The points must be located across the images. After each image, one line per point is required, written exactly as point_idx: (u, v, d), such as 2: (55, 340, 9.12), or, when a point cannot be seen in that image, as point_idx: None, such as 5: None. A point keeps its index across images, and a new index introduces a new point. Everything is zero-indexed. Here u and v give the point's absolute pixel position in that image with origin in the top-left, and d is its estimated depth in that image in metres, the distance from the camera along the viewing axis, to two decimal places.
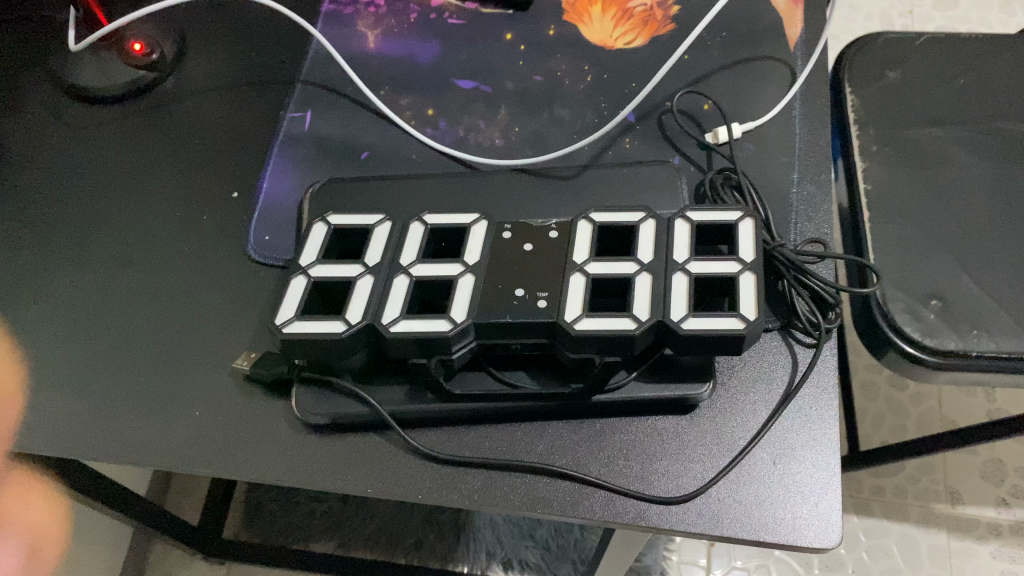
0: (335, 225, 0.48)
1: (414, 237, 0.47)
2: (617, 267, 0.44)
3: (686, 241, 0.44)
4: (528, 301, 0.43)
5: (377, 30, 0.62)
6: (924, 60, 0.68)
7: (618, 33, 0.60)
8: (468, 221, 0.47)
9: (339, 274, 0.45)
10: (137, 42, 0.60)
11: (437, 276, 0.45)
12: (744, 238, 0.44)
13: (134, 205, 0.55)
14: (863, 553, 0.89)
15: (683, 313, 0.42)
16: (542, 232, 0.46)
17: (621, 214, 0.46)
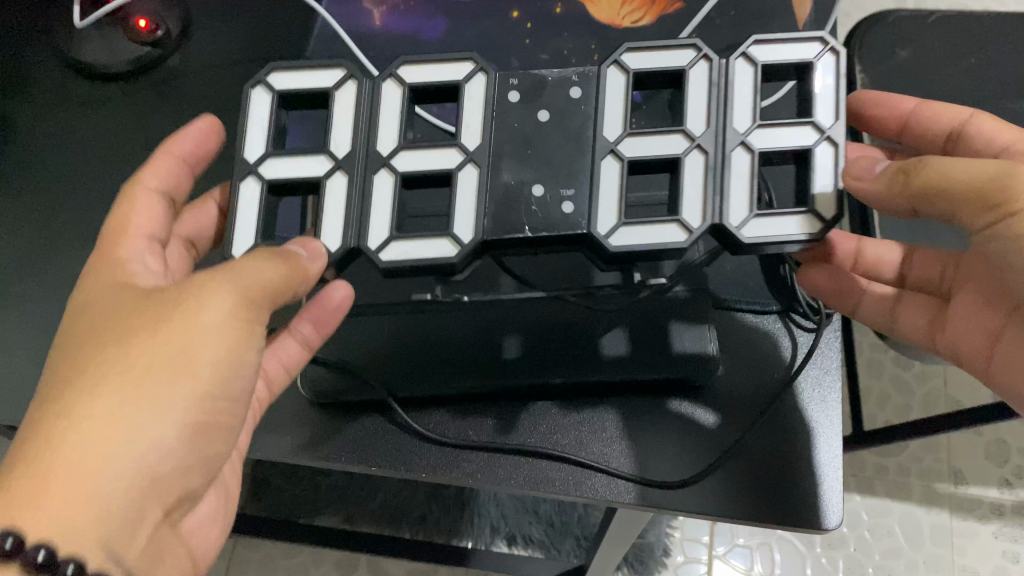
0: (278, 90, 0.42)
1: (390, 101, 0.41)
2: (661, 145, 0.39)
3: (748, 104, 0.40)
4: (550, 202, 0.39)
5: (382, 6, 0.61)
6: (935, 39, 0.68)
7: (626, 11, 0.60)
8: (460, 77, 0.41)
9: (302, 172, 0.40)
10: (141, 18, 0.59)
11: (433, 165, 0.40)
12: (823, 95, 0.40)
13: (140, 183, 0.55)
14: (865, 532, 0.90)
15: (745, 215, 0.38)
16: (559, 92, 0.41)
17: (661, 57, 0.40)
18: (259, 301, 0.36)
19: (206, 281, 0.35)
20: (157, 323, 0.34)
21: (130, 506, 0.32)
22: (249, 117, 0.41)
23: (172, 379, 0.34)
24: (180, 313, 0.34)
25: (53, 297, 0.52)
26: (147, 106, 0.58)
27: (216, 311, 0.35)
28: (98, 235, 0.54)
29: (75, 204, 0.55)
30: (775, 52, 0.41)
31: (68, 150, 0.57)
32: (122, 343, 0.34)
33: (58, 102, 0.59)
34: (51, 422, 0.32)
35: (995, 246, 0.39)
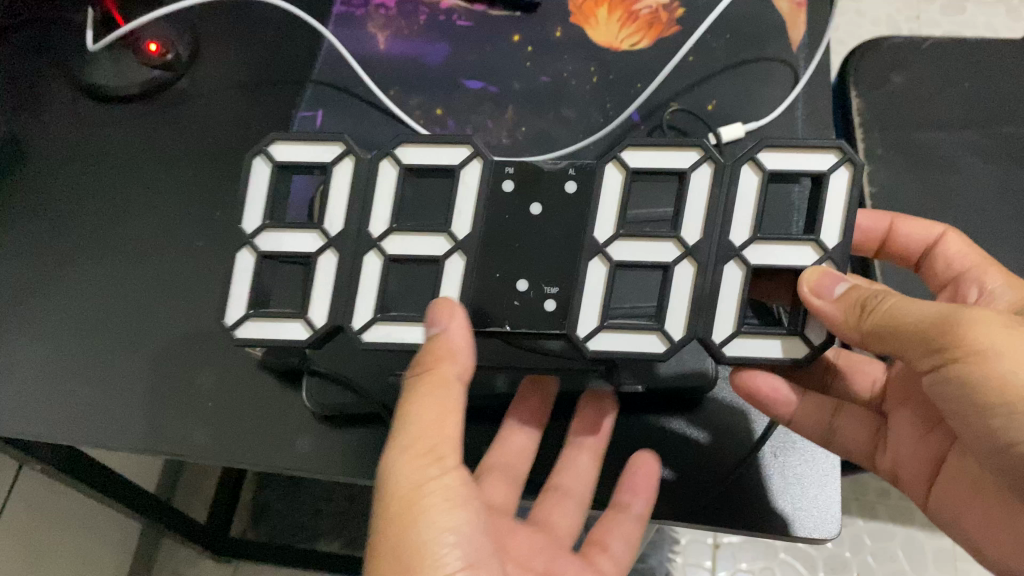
0: (279, 161, 0.43)
1: (385, 180, 0.42)
2: (652, 252, 0.41)
3: (747, 216, 0.41)
4: (531, 299, 0.41)
5: (387, 31, 0.62)
6: (929, 64, 0.69)
7: (624, 35, 0.61)
8: (456, 160, 0.42)
9: (295, 248, 0.42)
10: (152, 42, 0.60)
11: (421, 253, 0.42)
12: (832, 212, 0.40)
13: (147, 202, 0.57)
14: (868, 557, 0.90)
15: (729, 333, 0.40)
16: (555, 184, 0.42)
17: (663, 158, 0.41)
18: (433, 452, 0.39)
19: (389, 465, 0.39)
20: (383, 526, 0.39)
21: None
22: (248, 187, 0.43)
23: (409, 572, 0.37)
24: (396, 510, 0.39)
25: (62, 310, 0.53)
26: (154, 127, 0.60)
27: (405, 482, 0.39)
28: (107, 252, 0.55)
29: (83, 220, 0.56)
30: (786, 160, 0.41)
31: (77, 171, 0.58)
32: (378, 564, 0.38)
33: (68, 122, 0.60)
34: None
35: (938, 392, 0.39)
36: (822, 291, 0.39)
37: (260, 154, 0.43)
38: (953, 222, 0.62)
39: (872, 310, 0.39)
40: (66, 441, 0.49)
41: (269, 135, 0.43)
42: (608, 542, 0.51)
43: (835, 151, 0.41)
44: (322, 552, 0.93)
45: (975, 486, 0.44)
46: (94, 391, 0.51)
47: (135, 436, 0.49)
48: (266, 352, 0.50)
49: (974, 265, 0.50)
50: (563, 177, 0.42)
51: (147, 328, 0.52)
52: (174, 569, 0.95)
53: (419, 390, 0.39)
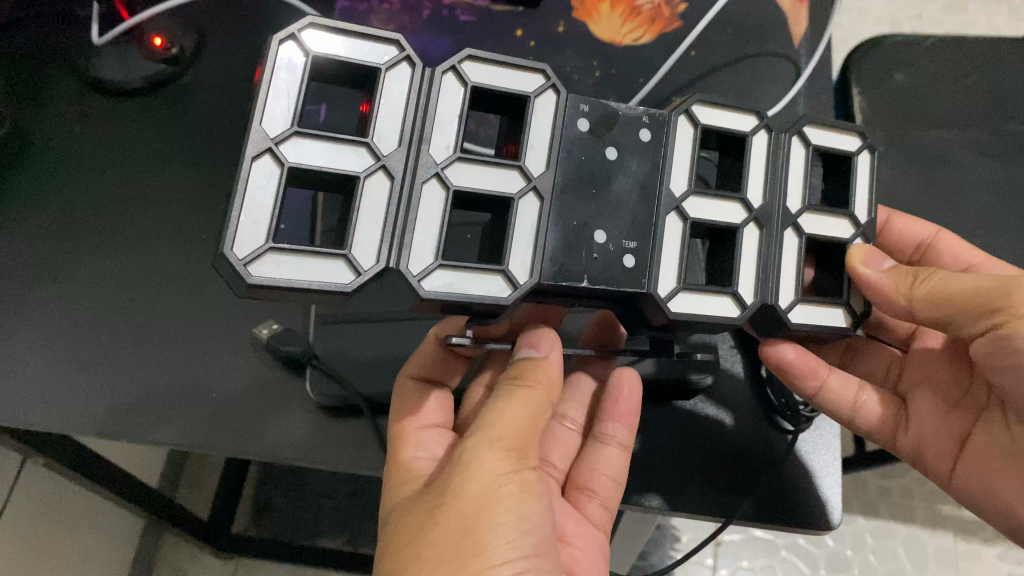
0: (312, 54, 0.36)
1: (449, 99, 0.38)
2: (720, 212, 0.41)
3: (796, 188, 0.42)
4: (611, 254, 0.39)
5: (390, 26, 0.62)
6: (931, 61, 0.69)
7: (627, 30, 0.62)
8: (528, 88, 0.39)
9: (334, 164, 0.35)
10: (157, 36, 0.61)
11: (490, 189, 0.37)
12: (863, 191, 0.43)
13: (152, 195, 0.57)
14: (869, 555, 0.90)
15: (792, 298, 0.41)
16: (630, 130, 0.40)
17: (727, 118, 0.41)
18: (519, 449, 0.39)
19: (471, 449, 0.39)
20: (453, 504, 0.37)
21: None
22: (270, 80, 0.36)
23: (473, 554, 0.36)
24: (472, 486, 0.37)
25: (64, 300, 0.53)
26: (159, 120, 0.60)
27: (490, 471, 0.38)
28: (112, 243, 0.55)
29: (87, 212, 0.56)
30: (822, 136, 0.43)
31: (81, 165, 0.58)
32: (436, 538, 0.37)
33: (72, 114, 0.60)
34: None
35: (1002, 343, 0.41)
36: (872, 263, 0.41)
37: (291, 37, 0.36)
38: (955, 219, 0.63)
39: (922, 282, 0.42)
40: (68, 429, 0.49)
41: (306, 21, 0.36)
42: (594, 483, 0.47)
43: (855, 135, 0.44)
44: (324, 549, 0.93)
45: (1012, 459, 0.45)
46: (97, 382, 0.51)
47: (137, 425, 0.49)
48: (272, 335, 0.51)
49: (981, 262, 0.52)
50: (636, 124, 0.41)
51: (151, 319, 0.53)
52: (175, 565, 0.95)
53: (516, 394, 0.41)
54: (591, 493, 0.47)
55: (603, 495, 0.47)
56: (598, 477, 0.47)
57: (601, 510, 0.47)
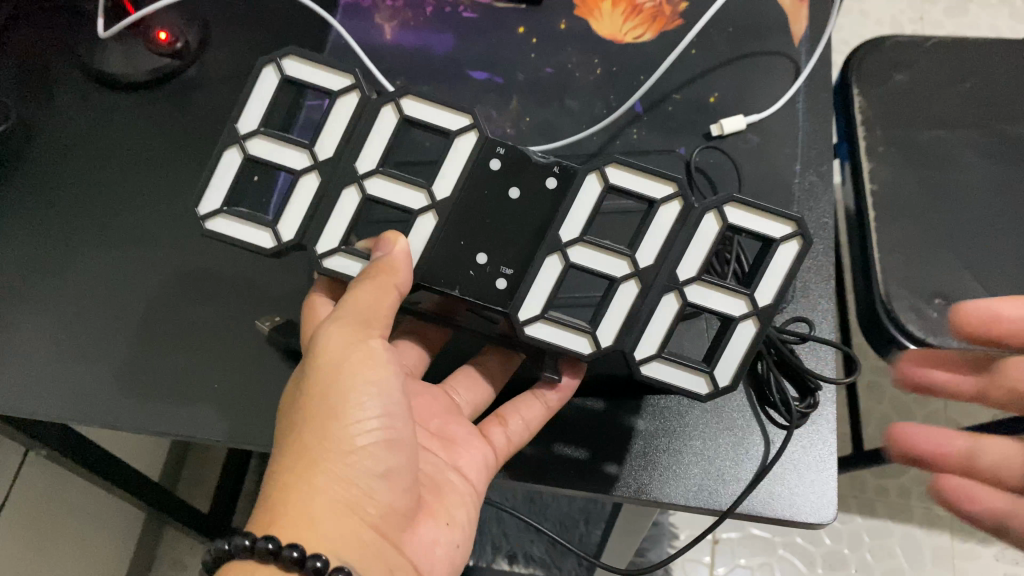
0: (287, 75, 0.45)
1: (385, 126, 0.45)
2: (605, 262, 0.43)
3: (698, 257, 0.43)
4: (485, 276, 0.44)
5: (394, 22, 0.63)
6: (931, 63, 0.69)
7: (628, 27, 0.62)
8: (454, 127, 0.44)
9: (279, 160, 0.45)
10: (162, 30, 0.62)
11: (396, 204, 0.44)
12: (771, 279, 0.43)
13: (155, 188, 0.57)
14: (866, 554, 0.91)
15: (650, 353, 0.43)
16: (537, 176, 0.44)
17: (640, 184, 0.43)
18: (363, 327, 0.42)
19: (335, 326, 0.42)
20: (332, 367, 0.41)
21: (364, 531, 0.40)
22: (254, 90, 0.45)
23: (342, 415, 0.40)
24: (351, 361, 0.41)
25: (68, 292, 0.54)
26: (165, 114, 0.60)
27: (336, 344, 0.42)
28: (115, 236, 0.56)
29: (91, 204, 0.57)
30: (747, 219, 0.43)
31: (86, 157, 0.59)
32: (309, 394, 0.41)
33: (78, 108, 0.61)
34: (295, 466, 0.39)
35: None
36: None
37: (274, 61, 0.45)
38: (955, 218, 0.63)
39: None
40: (71, 420, 0.50)
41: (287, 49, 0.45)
42: (509, 417, 0.48)
43: (792, 224, 0.43)
44: None
45: None
46: (101, 373, 0.51)
47: (140, 416, 0.50)
48: (273, 328, 0.52)
49: None
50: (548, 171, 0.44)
51: (154, 310, 0.53)
52: (176, 558, 0.95)
53: (368, 288, 0.41)
54: (502, 424, 0.48)
55: (512, 434, 0.48)
56: (514, 414, 0.48)
57: (505, 440, 0.48)
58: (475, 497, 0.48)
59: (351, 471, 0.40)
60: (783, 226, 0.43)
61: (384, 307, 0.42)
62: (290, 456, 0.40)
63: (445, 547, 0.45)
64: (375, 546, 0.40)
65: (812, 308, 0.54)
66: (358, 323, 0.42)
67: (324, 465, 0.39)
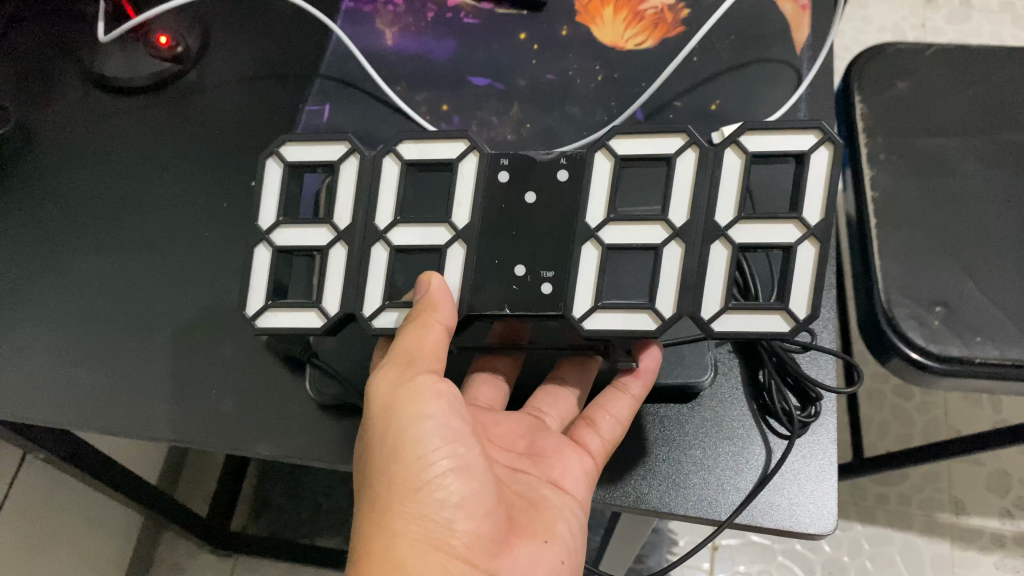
0: (289, 160, 0.45)
1: (390, 176, 0.44)
2: (642, 235, 0.41)
3: (731, 196, 0.40)
4: (529, 282, 0.42)
5: (395, 27, 0.63)
6: (933, 70, 0.69)
7: (630, 34, 0.62)
8: (454, 154, 0.44)
9: (305, 240, 0.44)
10: (162, 35, 0.62)
11: (423, 244, 0.43)
12: (815, 190, 0.40)
13: (155, 191, 0.57)
14: (866, 561, 0.91)
15: (717, 310, 0.40)
16: (547, 175, 0.43)
17: (649, 146, 0.41)
18: (408, 365, 0.41)
19: (384, 376, 0.42)
20: (384, 409, 0.41)
21: (452, 563, 0.39)
22: (262, 188, 0.45)
23: (401, 455, 0.41)
24: (397, 397, 0.41)
25: (66, 296, 0.54)
26: (165, 118, 0.60)
27: (387, 393, 0.42)
28: (114, 239, 0.56)
29: (90, 208, 0.57)
30: (767, 142, 0.41)
31: (86, 160, 0.59)
32: (374, 442, 0.42)
33: (78, 112, 0.61)
34: (371, 517, 0.40)
35: None
36: None
37: (271, 154, 0.45)
38: (959, 226, 0.62)
39: None
40: (67, 424, 0.50)
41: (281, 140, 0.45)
42: (598, 418, 0.47)
43: (815, 131, 0.40)
44: (322, 548, 0.94)
45: None
46: (99, 378, 0.51)
47: (137, 420, 0.50)
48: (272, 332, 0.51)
49: None
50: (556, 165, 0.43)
51: (152, 313, 0.53)
52: (174, 562, 0.95)
53: (409, 329, 0.41)
54: (594, 427, 0.47)
55: (605, 432, 0.47)
56: (603, 415, 0.47)
57: (601, 443, 0.47)
58: (581, 506, 0.46)
59: (426, 507, 0.40)
60: (805, 136, 0.40)
61: (425, 343, 0.41)
62: (369, 507, 0.40)
63: (552, 564, 0.43)
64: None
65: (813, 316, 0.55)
66: (405, 361, 0.41)
67: (399, 508, 0.40)
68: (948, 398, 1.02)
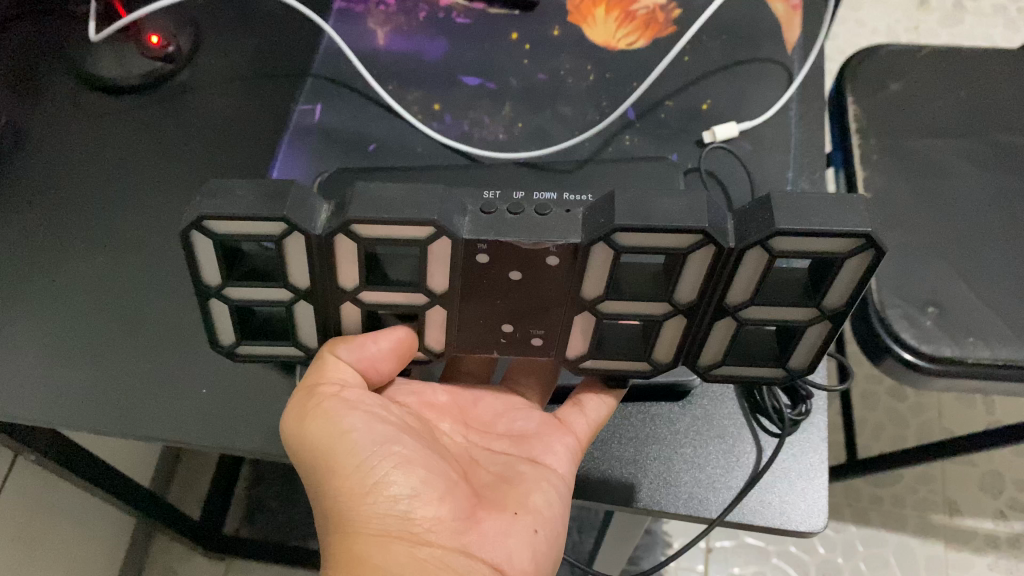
0: (218, 232, 0.37)
1: (347, 251, 0.38)
2: (638, 309, 0.41)
3: (744, 285, 0.39)
4: (518, 338, 0.43)
5: (387, 27, 0.63)
6: (924, 72, 0.70)
7: (621, 34, 0.62)
8: (422, 236, 0.37)
9: (266, 297, 0.41)
10: (154, 34, 0.62)
11: (401, 305, 0.41)
12: (838, 283, 0.39)
13: (146, 191, 0.57)
14: (860, 563, 0.90)
15: (713, 361, 0.45)
16: (536, 257, 0.38)
17: (660, 243, 0.36)
18: (316, 394, 0.42)
19: (295, 412, 0.42)
20: (302, 442, 0.41)
21: (420, 549, 0.39)
22: (195, 252, 0.39)
23: (338, 467, 0.40)
24: (313, 423, 0.41)
25: (55, 294, 0.53)
26: (157, 118, 0.60)
27: (299, 424, 0.42)
28: (104, 239, 0.55)
29: (80, 206, 0.57)
30: (799, 244, 0.37)
31: (76, 159, 0.59)
32: (311, 470, 0.41)
33: (69, 110, 0.61)
34: (334, 528, 0.40)
35: None
36: None
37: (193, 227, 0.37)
38: (950, 226, 0.62)
39: None
40: (54, 423, 0.49)
41: (201, 219, 0.36)
42: (584, 398, 0.47)
43: (857, 238, 0.36)
44: (315, 550, 0.93)
45: None
46: (88, 378, 0.51)
47: (125, 419, 0.49)
48: None
49: None
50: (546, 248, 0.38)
51: (142, 312, 0.53)
52: (166, 564, 0.95)
53: (314, 362, 0.43)
54: (579, 407, 0.47)
55: (591, 412, 0.47)
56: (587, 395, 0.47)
57: (586, 424, 0.47)
58: (565, 481, 0.45)
59: (377, 504, 0.40)
60: (846, 240, 0.36)
61: (328, 371, 0.43)
62: (329, 522, 0.41)
63: (528, 532, 0.42)
64: (438, 559, 0.39)
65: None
66: (309, 394, 0.43)
67: (355, 509, 0.40)
68: (941, 400, 1.02)
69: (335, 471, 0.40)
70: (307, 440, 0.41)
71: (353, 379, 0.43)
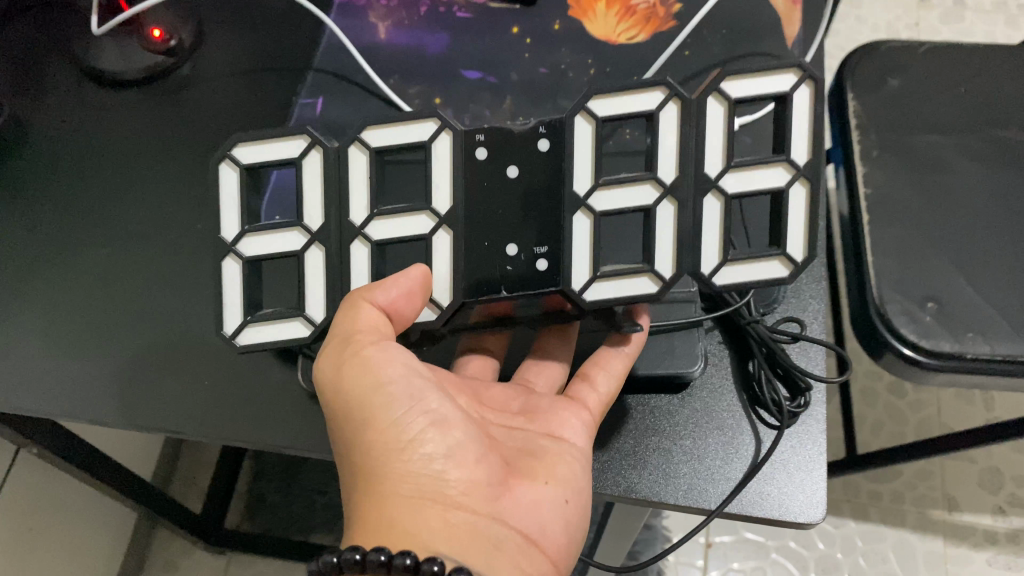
0: (245, 164, 0.44)
1: (358, 165, 0.44)
2: (632, 196, 0.42)
3: (718, 150, 0.42)
4: (524, 258, 0.43)
5: (388, 21, 0.63)
6: (924, 67, 0.70)
7: (622, 28, 0.62)
8: (425, 136, 0.43)
9: (278, 247, 0.44)
10: (156, 28, 0.62)
11: (407, 232, 0.44)
12: (800, 128, 0.42)
13: (148, 184, 0.57)
14: (859, 558, 0.91)
15: (717, 263, 0.43)
16: (527, 146, 0.43)
17: (627, 104, 0.42)
18: (349, 343, 0.41)
19: (331, 359, 0.42)
20: (339, 392, 0.41)
21: (453, 513, 0.39)
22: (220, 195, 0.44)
23: (373, 422, 0.40)
24: (348, 374, 0.41)
25: (59, 288, 0.54)
26: (160, 112, 0.60)
27: (333, 373, 0.41)
28: (107, 232, 0.56)
29: (84, 200, 0.57)
30: (750, 88, 0.41)
31: (79, 153, 0.59)
32: (345, 422, 0.41)
33: (72, 104, 0.61)
34: (363, 486, 0.40)
35: None
36: None
37: (225, 159, 0.44)
38: (950, 222, 0.63)
39: None
40: (59, 415, 0.50)
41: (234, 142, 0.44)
42: (593, 372, 0.47)
43: (794, 71, 0.41)
44: (315, 544, 0.94)
45: None
46: (92, 371, 0.51)
47: (129, 411, 0.50)
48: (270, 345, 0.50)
49: None
50: (534, 136, 0.43)
51: (145, 305, 0.53)
52: (169, 558, 0.95)
53: (347, 304, 0.42)
54: (589, 382, 0.48)
55: (602, 386, 0.47)
56: (597, 369, 0.48)
57: (597, 397, 0.47)
58: (583, 457, 0.46)
59: (409, 465, 0.40)
60: (784, 74, 0.41)
61: (362, 316, 0.41)
62: (358, 479, 0.40)
63: (552, 507, 0.43)
64: (470, 524, 0.39)
65: (803, 308, 0.55)
66: (346, 343, 0.41)
67: (387, 467, 0.39)
68: (941, 396, 1.02)
69: (370, 427, 0.40)
70: (341, 391, 0.41)
71: (385, 323, 0.42)
